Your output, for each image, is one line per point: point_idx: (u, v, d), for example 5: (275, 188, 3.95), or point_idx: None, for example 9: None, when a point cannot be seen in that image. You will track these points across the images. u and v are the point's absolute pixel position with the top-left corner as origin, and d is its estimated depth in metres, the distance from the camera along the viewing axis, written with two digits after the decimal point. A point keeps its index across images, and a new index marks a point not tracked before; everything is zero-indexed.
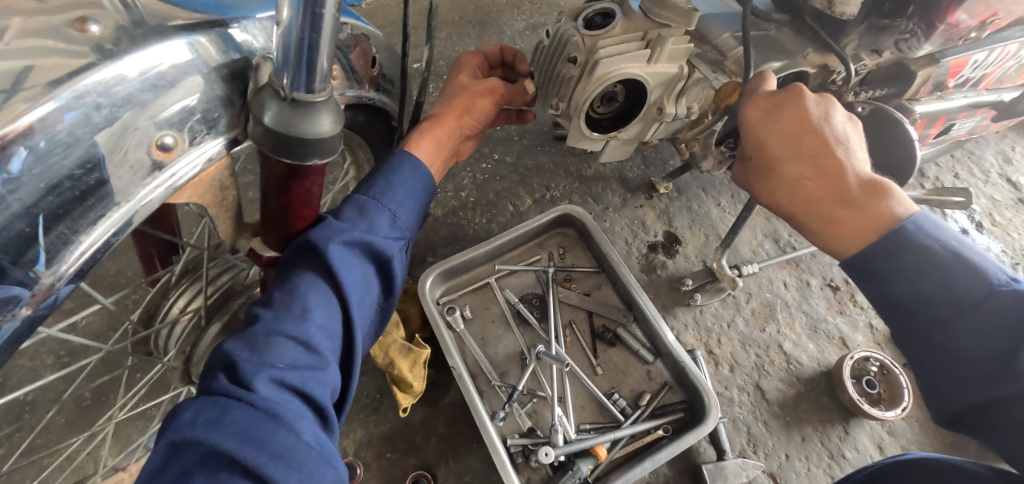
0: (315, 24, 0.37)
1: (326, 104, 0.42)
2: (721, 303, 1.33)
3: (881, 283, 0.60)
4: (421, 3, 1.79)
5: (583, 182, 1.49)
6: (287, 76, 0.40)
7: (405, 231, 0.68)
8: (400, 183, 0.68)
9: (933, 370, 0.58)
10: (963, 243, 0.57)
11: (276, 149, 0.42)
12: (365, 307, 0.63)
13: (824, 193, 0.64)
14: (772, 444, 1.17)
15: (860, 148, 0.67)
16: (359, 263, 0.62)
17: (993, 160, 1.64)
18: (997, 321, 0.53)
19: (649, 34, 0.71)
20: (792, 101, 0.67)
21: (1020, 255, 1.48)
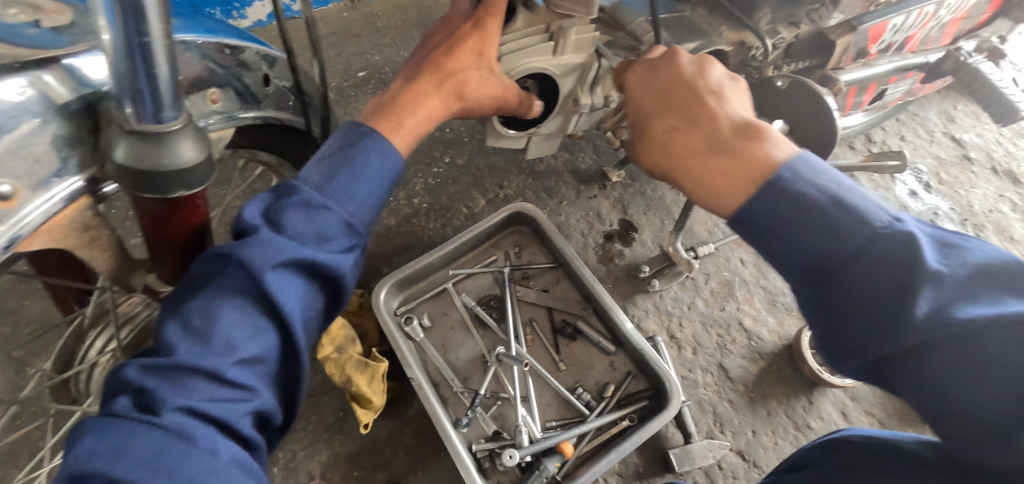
0: (144, 53, 0.41)
1: (183, 132, 0.47)
2: (680, 286, 1.33)
3: (765, 238, 0.56)
4: (362, 9, 1.76)
5: (536, 177, 1.47)
6: (131, 105, 0.44)
7: (365, 234, 0.64)
8: (362, 179, 0.62)
9: (834, 328, 0.52)
10: (842, 187, 0.54)
11: (138, 184, 0.47)
12: (308, 321, 0.59)
13: (700, 149, 0.63)
14: (738, 421, 1.18)
15: (739, 104, 0.66)
16: (303, 279, 0.58)
17: (937, 120, 1.67)
18: (885, 266, 0.49)
19: (552, 27, 0.72)
20: (667, 64, 0.69)
21: (969, 211, 1.51)
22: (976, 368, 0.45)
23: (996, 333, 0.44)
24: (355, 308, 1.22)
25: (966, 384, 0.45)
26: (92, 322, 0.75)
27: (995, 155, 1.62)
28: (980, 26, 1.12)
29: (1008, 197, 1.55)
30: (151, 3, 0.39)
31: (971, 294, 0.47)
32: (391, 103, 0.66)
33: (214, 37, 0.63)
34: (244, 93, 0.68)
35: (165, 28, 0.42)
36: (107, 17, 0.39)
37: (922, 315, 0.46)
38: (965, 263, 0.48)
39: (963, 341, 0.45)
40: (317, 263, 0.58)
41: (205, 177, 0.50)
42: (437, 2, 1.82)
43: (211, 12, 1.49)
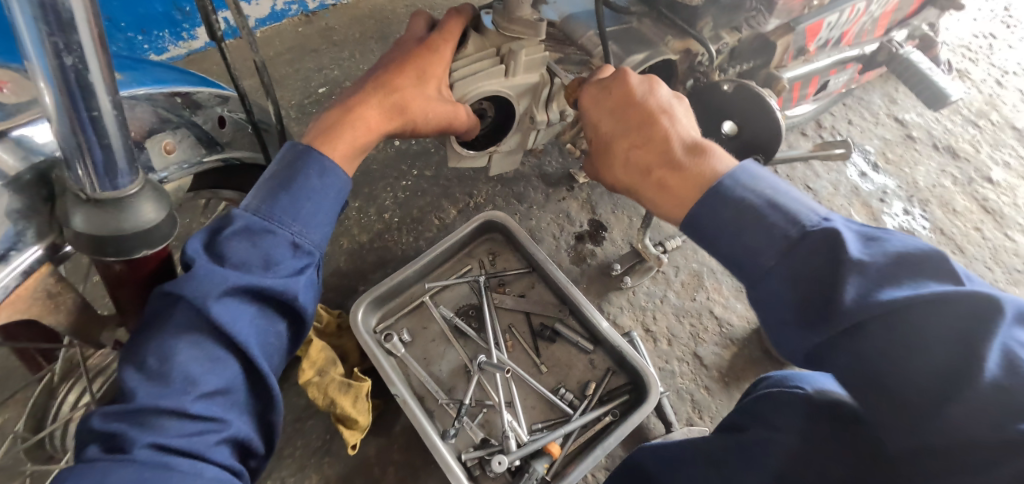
0: (95, 126, 0.42)
1: (142, 195, 0.49)
2: (652, 281, 1.37)
3: (713, 241, 0.61)
4: (317, 24, 1.75)
5: (504, 184, 1.49)
6: (82, 171, 0.44)
7: (314, 253, 0.64)
8: (304, 197, 0.63)
9: (773, 318, 0.57)
10: (777, 193, 0.59)
11: (102, 248, 0.48)
12: (268, 345, 0.60)
13: (654, 161, 0.68)
14: (715, 406, 1.22)
15: (688, 119, 0.71)
16: (252, 307, 0.58)
17: (880, 102, 1.78)
18: (815, 256, 0.54)
19: (501, 49, 0.73)
20: (619, 83, 0.72)
21: (914, 189, 1.62)
22: (901, 346, 0.48)
23: (918, 312, 0.48)
24: (334, 330, 1.22)
25: (900, 365, 0.48)
26: (62, 377, 0.77)
27: (936, 132, 1.73)
28: (911, 16, 1.19)
29: (949, 172, 1.67)
30: (99, 81, 0.40)
31: (896, 278, 0.51)
32: (336, 118, 0.67)
33: (166, 87, 0.66)
34: (203, 137, 0.69)
35: (114, 99, 0.43)
36: (54, 96, 0.39)
37: (852, 297, 0.50)
38: (887, 251, 0.52)
39: (889, 321, 0.49)
40: (263, 288, 0.58)
41: (167, 234, 0.52)
42: (394, 12, 1.82)
43: (160, 36, 1.47)
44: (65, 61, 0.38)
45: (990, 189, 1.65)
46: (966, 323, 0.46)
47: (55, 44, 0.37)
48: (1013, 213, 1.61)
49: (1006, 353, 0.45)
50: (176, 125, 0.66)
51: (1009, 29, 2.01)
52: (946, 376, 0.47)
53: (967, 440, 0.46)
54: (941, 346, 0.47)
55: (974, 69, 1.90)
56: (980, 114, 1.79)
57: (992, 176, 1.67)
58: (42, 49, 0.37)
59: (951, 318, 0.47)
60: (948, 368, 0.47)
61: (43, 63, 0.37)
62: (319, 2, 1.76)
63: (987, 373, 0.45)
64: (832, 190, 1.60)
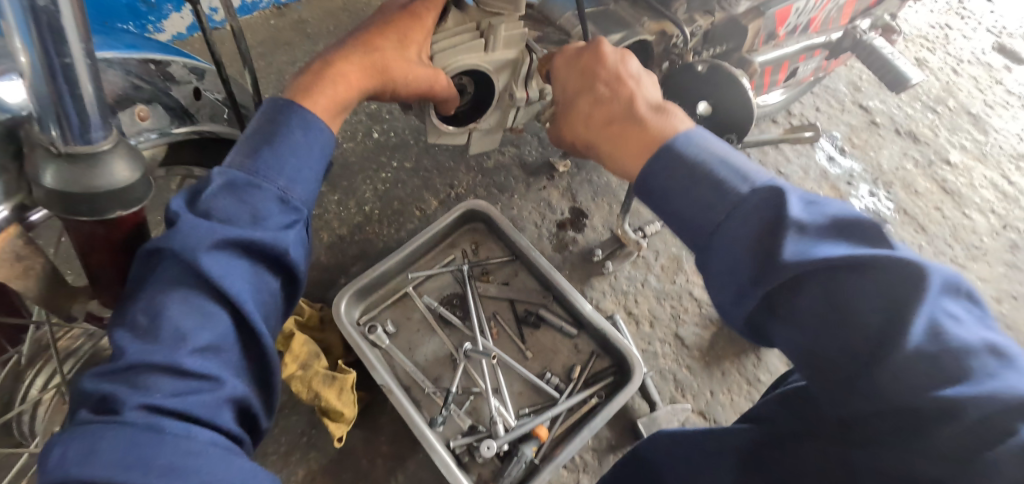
0: (67, 74, 0.40)
1: (115, 152, 0.47)
2: (632, 266, 1.39)
3: (664, 204, 0.59)
4: (290, 16, 1.73)
5: (485, 174, 1.50)
6: (56, 127, 0.43)
7: (301, 210, 0.62)
8: (287, 154, 0.61)
9: (717, 279, 0.54)
10: (725, 155, 0.57)
11: (73, 207, 0.46)
12: (262, 304, 0.57)
13: (615, 116, 0.67)
14: (697, 385, 1.25)
15: (650, 85, 0.71)
16: (242, 263, 0.55)
17: (846, 90, 1.83)
18: (759, 215, 0.51)
19: (481, 24, 0.74)
20: (591, 52, 0.72)
21: (879, 172, 1.68)
22: (831, 312, 0.46)
23: (847, 275, 0.46)
24: (317, 323, 1.22)
25: (834, 329, 0.47)
26: (30, 361, 0.75)
27: (898, 118, 1.79)
28: (873, 4, 1.24)
29: (911, 155, 1.73)
30: (70, 25, 0.38)
31: (834, 238, 0.49)
32: (316, 67, 0.67)
33: (138, 53, 0.65)
34: (176, 108, 0.68)
35: (87, 48, 0.41)
36: (24, 42, 0.38)
37: (791, 255, 0.48)
38: (824, 214, 0.51)
39: (826, 281, 0.47)
40: (252, 241, 0.56)
41: (141, 196, 0.50)
42: (368, 5, 1.80)
43: (124, 28, 1.43)
44: (38, 1, 0.36)
45: (949, 172, 1.71)
46: (894, 288, 0.45)
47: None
48: (970, 193, 1.68)
49: (933, 322, 0.44)
50: (150, 94, 0.65)
51: (964, 19, 2.09)
52: (873, 342, 0.45)
53: (895, 404, 0.45)
54: (872, 311, 0.45)
55: (932, 58, 1.96)
56: (938, 100, 1.86)
57: (950, 159, 1.74)
58: None
59: (886, 283, 0.45)
60: (873, 334, 0.45)
61: (12, 3, 0.35)
62: None
63: (910, 341, 0.43)
64: (802, 175, 1.65)
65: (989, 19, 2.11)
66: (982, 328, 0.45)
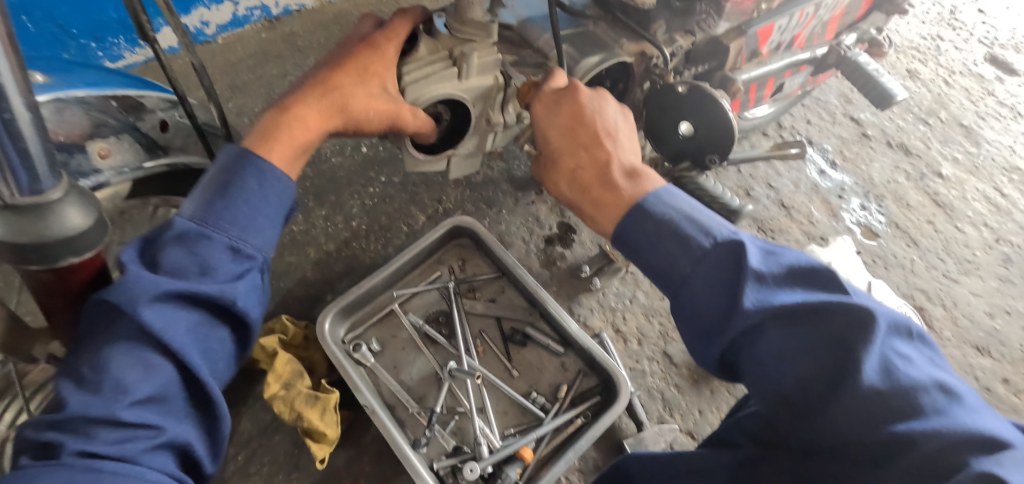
0: (8, 129, 0.38)
1: (66, 200, 0.45)
2: (621, 282, 1.37)
3: (638, 255, 0.60)
4: (282, 29, 1.73)
5: (473, 188, 1.49)
6: (0, 178, 0.40)
7: (254, 258, 0.61)
8: (240, 204, 0.60)
9: (688, 320, 0.55)
10: (695, 207, 0.59)
11: (25, 255, 0.45)
12: (210, 351, 0.57)
13: (592, 180, 0.65)
14: (685, 404, 1.23)
15: (629, 139, 0.70)
16: (186, 315, 0.55)
17: (836, 103, 1.85)
18: (725, 267, 0.53)
19: (454, 52, 0.72)
20: (569, 96, 0.69)
21: (870, 185, 1.68)
22: (787, 352, 0.48)
23: (802, 317, 0.49)
24: (300, 341, 1.20)
25: (789, 369, 0.48)
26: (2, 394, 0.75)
27: (889, 131, 1.79)
28: (858, 20, 1.25)
29: (902, 168, 1.72)
30: (9, 79, 0.36)
31: (790, 287, 0.51)
32: (277, 124, 0.65)
33: (98, 93, 0.71)
34: (145, 144, 0.76)
35: (29, 101, 0.38)
36: None
37: (751, 302, 0.50)
38: (782, 265, 0.52)
39: (784, 323, 0.49)
40: (195, 294, 0.55)
41: (96, 240, 0.48)
42: (360, 18, 1.80)
43: (115, 42, 1.43)
44: None
45: (940, 184, 1.70)
46: (838, 331, 0.47)
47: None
48: (963, 206, 1.67)
49: (884, 361, 0.46)
50: (116, 132, 0.73)
51: (955, 31, 2.10)
52: (829, 379, 0.47)
53: (851, 441, 0.46)
54: (826, 351, 0.47)
55: (923, 69, 1.96)
56: (929, 112, 1.86)
57: (942, 171, 1.73)
58: None
59: (831, 326, 0.48)
60: (828, 373, 0.47)
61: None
62: (283, 8, 1.74)
63: (864, 379, 0.45)
64: (793, 188, 1.65)
65: (980, 30, 2.12)
66: (933, 368, 0.47)
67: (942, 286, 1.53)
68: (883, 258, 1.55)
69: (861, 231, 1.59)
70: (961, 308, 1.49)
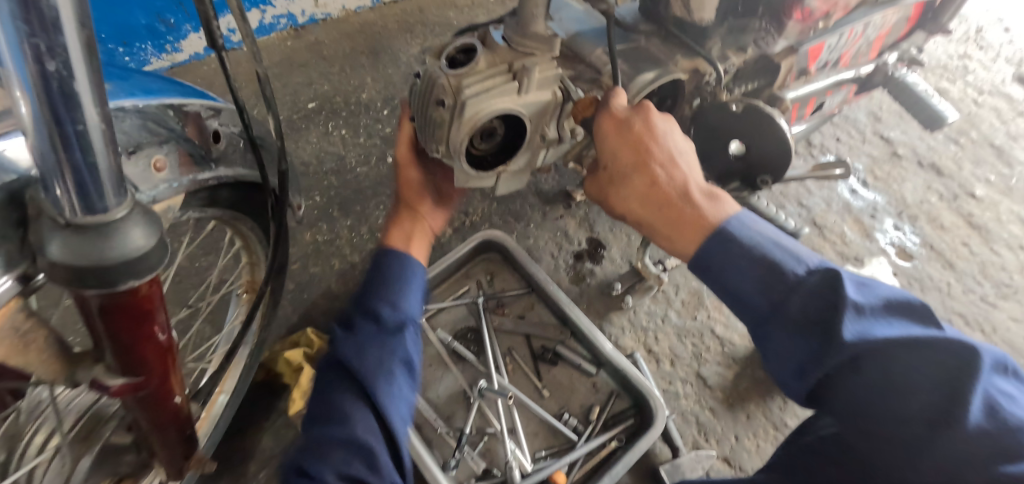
0: (81, 143, 0.33)
1: (131, 219, 0.38)
2: (652, 300, 1.34)
3: (719, 283, 0.57)
4: (308, 38, 1.72)
5: (501, 202, 1.46)
6: (61, 190, 0.35)
7: (412, 312, 0.72)
8: (410, 273, 0.74)
9: (776, 349, 0.53)
10: (778, 235, 0.57)
11: (80, 281, 0.39)
12: (397, 392, 0.67)
13: (668, 199, 0.63)
14: (721, 429, 1.19)
15: (694, 161, 0.66)
16: (378, 361, 0.66)
17: (865, 120, 1.82)
18: (822, 297, 0.51)
19: (514, 66, 0.62)
20: (641, 119, 0.65)
21: (903, 205, 1.64)
22: (884, 388, 0.46)
23: (897, 354, 0.46)
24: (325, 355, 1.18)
25: (886, 403, 0.46)
26: (29, 415, 0.64)
27: (920, 150, 1.76)
28: (901, 39, 1.21)
29: (935, 188, 1.69)
30: (86, 89, 0.31)
31: (889, 319, 0.49)
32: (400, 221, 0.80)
33: (154, 98, 0.60)
34: (195, 153, 0.63)
35: (104, 111, 0.33)
36: (31, 106, 0.30)
37: (849, 334, 0.48)
38: (879, 297, 0.50)
39: (881, 357, 0.46)
40: (383, 343, 0.68)
41: (158, 262, 0.42)
42: (385, 28, 1.79)
43: (142, 47, 1.42)
44: (48, 67, 0.29)
45: (974, 206, 1.66)
46: (945, 368, 0.45)
47: (36, 46, 0.28)
48: (999, 228, 1.63)
49: (990, 400, 0.43)
50: (165, 138, 0.59)
51: (982, 50, 2.07)
52: (930, 415, 0.44)
53: None
54: (926, 387, 0.45)
55: (952, 88, 1.93)
56: (960, 132, 1.83)
57: (975, 192, 1.69)
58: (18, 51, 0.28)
59: (939, 364, 0.45)
60: (931, 411, 0.44)
61: (18, 66, 0.28)
62: (310, 17, 1.74)
63: (970, 420, 0.42)
64: (825, 207, 1.61)
65: (1007, 50, 2.09)
66: None
67: (980, 310, 1.48)
68: (919, 280, 1.51)
69: (896, 252, 1.55)
70: (1001, 334, 1.45)
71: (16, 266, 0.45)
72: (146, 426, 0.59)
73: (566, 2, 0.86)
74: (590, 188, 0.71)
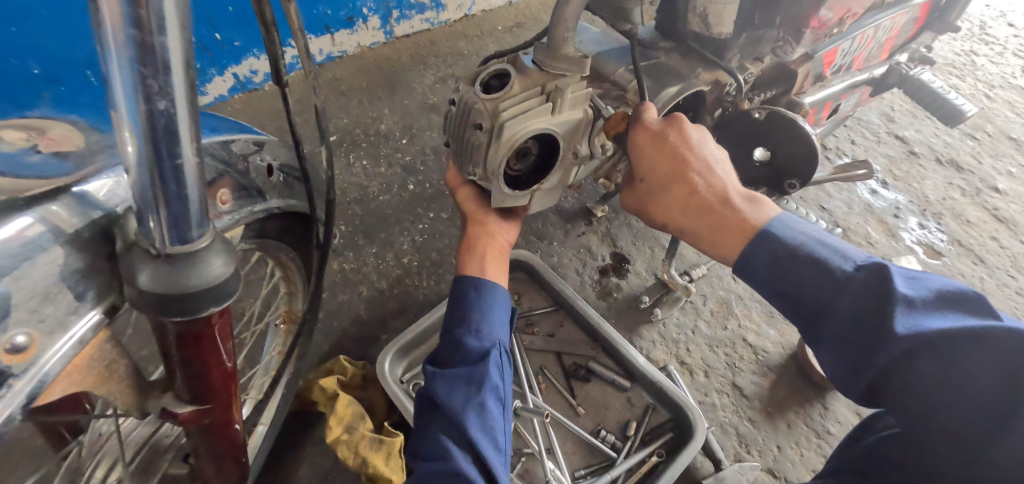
0: (177, 176, 0.38)
1: (213, 248, 0.44)
2: (680, 312, 1.34)
3: (770, 286, 0.59)
4: (326, 74, 1.77)
5: (523, 222, 1.47)
6: (155, 222, 0.40)
7: (500, 341, 0.73)
8: (497, 303, 0.76)
9: (831, 347, 0.54)
10: (822, 233, 0.58)
11: (165, 305, 0.43)
12: (484, 422, 0.67)
13: (707, 205, 0.64)
14: (762, 439, 1.18)
15: (729, 167, 0.67)
16: (467, 392, 0.67)
17: (878, 121, 1.83)
18: (869, 291, 0.52)
19: (546, 88, 0.64)
20: (674, 131, 0.67)
21: (925, 202, 1.64)
22: (947, 384, 0.46)
23: (953, 345, 0.46)
24: (359, 382, 1.19)
25: (945, 400, 0.47)
26: (91, 450, 0.65)
27: (936, 147, 1.77)
28: (910, 39, 1.20)
29: (956, 184, 1.68)
30: (185, 129, 0.37)
31: (941, 311, 0.49)
32: (475, 246, 0.81)
33: (218, 135, 0.64)
34: (249, 188, 0.65)
35: (197, 149, 0.39)
36: (138, 144, 0.36)
37: (903, 329, 0.48)
38: (929, 288, 0.51)
39: (940, 351, 0.47)
40: (472, 375, 0.69)
41: (234, 289, 0.46)
42: (399, 61, 1.84)
43: None
44: (158, 106, 0.34)
45: (998, 199, 1.66)
46: (1007, 360, 0.44)
47: (149, 88, 0.33)
48: None
49: None
50: (226, 176, 0.62)
51: (988, 45, 2.09)
52: (995, 409, 0.44)
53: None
54: (989, 379, 0.45)
55: (963, 84, 1.94)
56: (975, 127, 1.83)
57: (998, 186, 1.68)
58: (133, 96, 0.33)
59: (998, 355, 0.44)
60: (996, 404, 0.44)
61: (132, 108, 0.34)
62: (327, 54, 1.78)
63: None
64: (846, 209, 1.61)
65: (1013, 43, 2.11)
66: None
67: (1018, 304, 1.46)
68: (951, 277, 1.49)
69: (924, 250, 1.54)
70: None
71: (106, 297, 0.49)
72: (206, 456, 0.61)
73: (587, 26, 0.88)
74: (627, 201, 0.72)
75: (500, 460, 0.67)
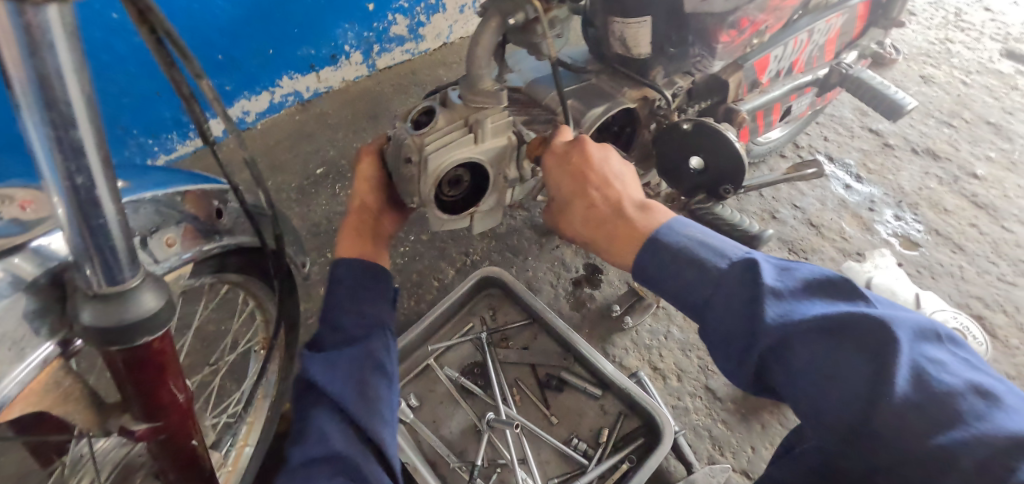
0: (102, 233, 0.42)
1: (144, 286, 0.47)
2: (653, 318, 1.37)
3: (660, 285, 0.62)
4: (309, 105, 1.83)
5: (498, 239, 1.51)
6: (90, 270, 0.44)
7: (380, 323, 0.79)
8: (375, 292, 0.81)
9: (712, 338, 0.57)
10: (706, 233, 0.62)
11: (106, 341, 0.47)
12: (363, 393, 0.71)
13: (610, 214, 0.68)
14: (736, 441, 1.20)
15: (633, 180, 0.73)
16: (341, 368, 0.72)
17: (852, 116, 1.85)
18: (738, 285, 0.56)
19: (468, 120, 0.69)
20: (578, 149, 0.72)
21: (901, 194, 1.65)
22: (824, 375, 0.49)
23: (818, 338, 0.50)
24: None
25: (819, 390, 0.50)
26: (72, 468, 0.71)
27: (912, 137, 1.79)
28: (858, 38, 1.25)
29: (933, 173, 1.70)
30: (105, 191, 0.41)
31: (809, 299, 0.54)
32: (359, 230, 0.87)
33: (165, 188, 0.66)
34: (204, 229, 0.70)
35: (118, 206, 0.43)
36: (65, 207, 0.40)
37: (771, 316, 0.52)
38: (796, 278, 0.55)
39: (811, 340, 0.51)
40: (348, 353, 0.73)
41: (170, 319, 0.50)
42: (381, 92, 1.90)
43: (169, 138, 1.52)
44: (76, 181, 0.39)
45: (977, 185, 1.67)
46: (869, 347, 0.49)
47: (67, 168, 0.38)
48: (1005, 205, 1.63)
49: (915, 369, 0.47)
50: (178, 219, 0.67)
51: (963, 31, 2.11)
52: (863, 395, 0.48)
53: (899, 456, 0.47)
54: (855, 364, 0.49)
55: (938, 72, 1.96)
56: (952, 114, 1.84)
57: (976, 172, 1.70)
58: (54, 171, 0.38)
59: (860, 340, 0.49)
60: (865, 388, 0.48)
61: (53, 179, 0.38)
62: (314, 90, 1.83)
63: (896, 389, 0.46)
64: (820, 206, 1.63)
65: (990, 28, 2.13)
66: (968, 371, 0.48)
67: (999, 290, 1.47)
68: (928, 267, 1.51)
69: (900, 242, 1.56)
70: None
71: (57, 332, 0.54)
72: (171, 471, 0.66)
73: (524, 53, 0.93)
74: (547, 219, 0.77)
75: (384, 426, 0.72)
